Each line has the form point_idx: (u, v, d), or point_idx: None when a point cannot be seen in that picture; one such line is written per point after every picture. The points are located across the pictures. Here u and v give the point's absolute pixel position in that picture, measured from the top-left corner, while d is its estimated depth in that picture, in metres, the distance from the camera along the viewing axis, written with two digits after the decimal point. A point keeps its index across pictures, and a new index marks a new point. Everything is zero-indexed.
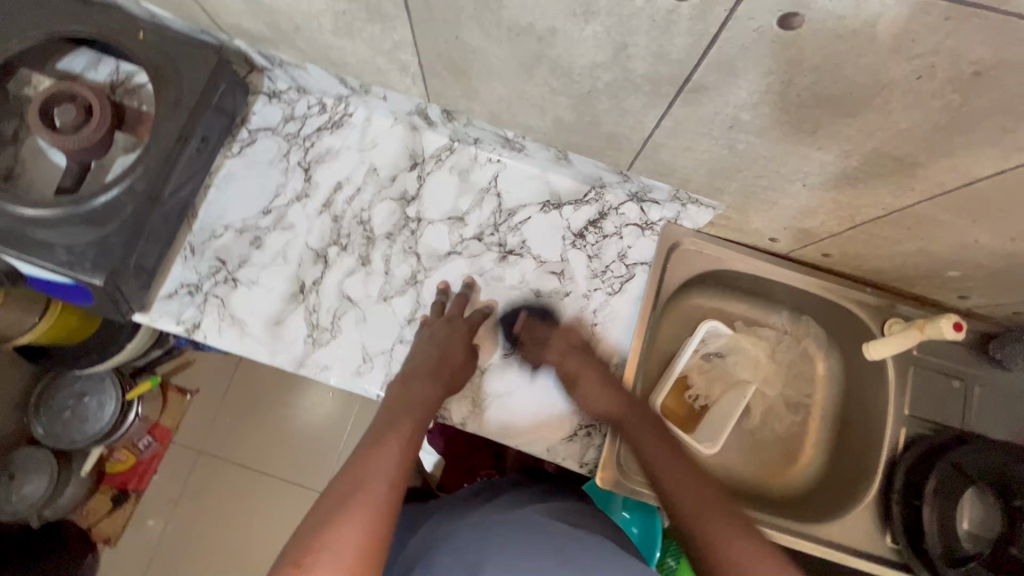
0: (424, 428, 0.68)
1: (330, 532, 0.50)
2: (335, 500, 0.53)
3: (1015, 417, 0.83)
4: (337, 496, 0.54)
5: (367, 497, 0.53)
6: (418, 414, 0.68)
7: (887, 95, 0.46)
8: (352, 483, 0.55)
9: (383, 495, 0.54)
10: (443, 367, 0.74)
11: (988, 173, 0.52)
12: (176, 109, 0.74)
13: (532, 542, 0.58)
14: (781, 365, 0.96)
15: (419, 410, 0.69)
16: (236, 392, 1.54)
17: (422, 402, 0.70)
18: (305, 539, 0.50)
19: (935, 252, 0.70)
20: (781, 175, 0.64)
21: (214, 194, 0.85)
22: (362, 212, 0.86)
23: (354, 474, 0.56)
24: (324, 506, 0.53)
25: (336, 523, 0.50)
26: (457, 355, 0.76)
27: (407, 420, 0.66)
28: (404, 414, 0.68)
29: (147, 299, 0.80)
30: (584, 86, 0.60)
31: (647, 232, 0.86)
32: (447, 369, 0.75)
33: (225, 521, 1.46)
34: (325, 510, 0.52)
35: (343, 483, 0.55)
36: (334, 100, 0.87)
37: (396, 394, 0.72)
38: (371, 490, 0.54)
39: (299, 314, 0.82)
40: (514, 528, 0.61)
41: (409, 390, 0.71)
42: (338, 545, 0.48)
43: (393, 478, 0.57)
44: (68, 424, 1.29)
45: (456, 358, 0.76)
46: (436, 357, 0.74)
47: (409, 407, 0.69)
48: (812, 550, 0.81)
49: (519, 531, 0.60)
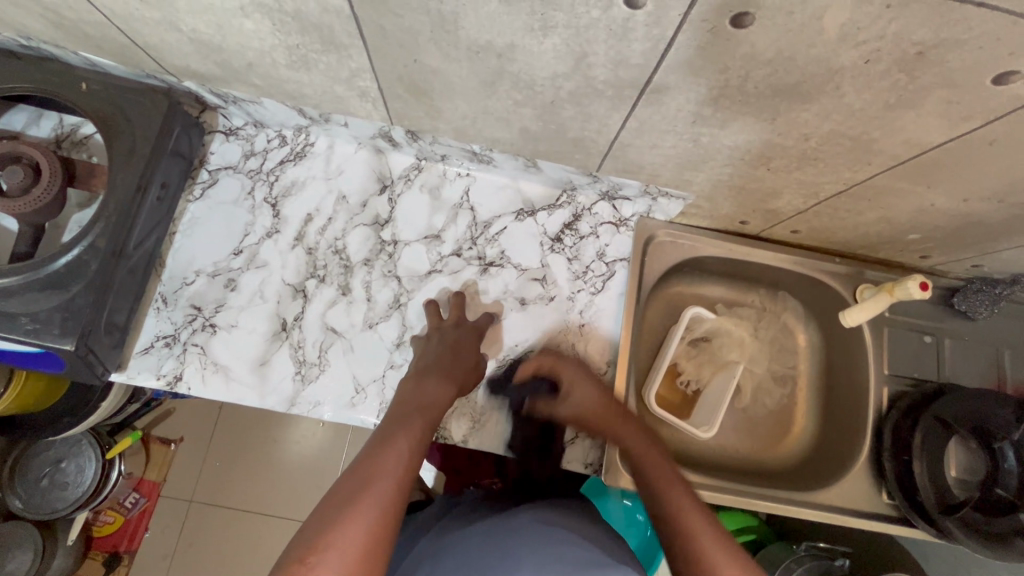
0: (440, 422, 0.66)
1: (334, 530, 0.48)
2: (339, 498, 0.52)
3: (984, 364, 0.88)
4: (343, 491, 0.53)
5: (374, 494, 0.52)
6: (434, 409, 0.67)
7: (838, 81, 0.48)
8: (359, 480, 0.53)
9: (390, 493, 0.53)
10: (460, 362, 0.76)
11: (940, 142, 0.55)
12: (131, 159, 0.72)
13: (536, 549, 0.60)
14: (765, 341, 0.99)
15: (433, 409, 0.67)
16: (223, 436, 1.50)
17: (435, 400, 0.68)
18: (308, 537, 0.49)
19: (896, 218, 0.74)
20: (746, 162, 0.66)
21: (180, 240, 0.82)
22: (336, 241, 0.85)
23: (363, 466, 0.55)
24: (329, 503, 0.51)
25: (339, 521, 0.49)
26: (468, 346, 0.78)
27: (423, 416, 0.65)
28: (417, 411, 0.66)
29: (123, 356, 0.78)
30: (547, 96, 0.60)
31: (622, 229, 0.88)
32: (461, 369, 0.75)
33: (227, 568, 1.42)
34: (329, 509, 0.51)
35: (349, 479, 0.54)
36: (294, 131, 0.85)
37: (411, 389, 0.71)
38: (378, 488, 0.53)
39: (285, 352, 0.80)
40: (518, 538, 0.62)
41: (425, 389, 0.70)
42: (340, 545, 0.47)
43: (401, 475, 0.55)
44: (47, 493, 1.24)
45: (470, 363, 0.77)
46: (451, 356, 0.75)
47: (423, 404, 0.67)
48: (817, 518, 0.84)
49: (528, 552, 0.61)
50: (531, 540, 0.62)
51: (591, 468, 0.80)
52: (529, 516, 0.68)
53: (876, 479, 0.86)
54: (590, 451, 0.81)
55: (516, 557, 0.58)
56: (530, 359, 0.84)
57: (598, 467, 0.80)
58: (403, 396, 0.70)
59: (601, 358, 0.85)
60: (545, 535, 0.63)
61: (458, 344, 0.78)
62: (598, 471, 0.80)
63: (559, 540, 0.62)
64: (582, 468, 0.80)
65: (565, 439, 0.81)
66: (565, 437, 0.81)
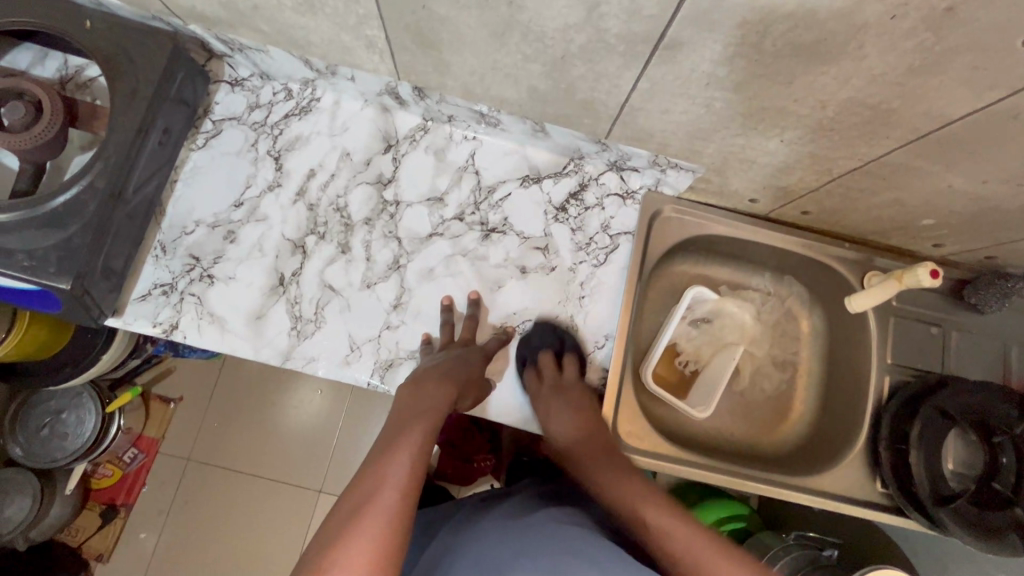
0: (438, 432, 0.67)
1: (341, 547, 0.50)
2: (345, 514, 0.54)
3: (991, 357, 0.86)
4: (348, 509, 0.54)
5: (375, 507, 0.54)
6: (430, 417, 0.68)
7: (861, 38, 0.47)
8: (361, 494, 0.55)
9: (390, 510, 0.53)
10: (466, 388, 0.73)
11: (963, 113, 0.53)
12: (133, 100, 0.70)
13: (544, 545, 0.62)
14: (767, 326, 0.98)
15: (430, 417, 0.67)
16: (222, 395, 1.51)
17: (431, 407, 0.69)
18: (315, 556, 0.50)
19: (911, 201, 0.72)
20: (760, 132, 0.64)
21: (181, 189, 0.82)
22: (338, 198, 0.84)
23: (361, 488, 0.57)
24: (332, 521, 0.53)
25: (338, 546, 0.50)
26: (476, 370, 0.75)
27: (421, 427, 0.65)
28: (415, 420, 0.67)
29: (120, 301, 0.77)
30: (558, 51, 0.59)
31: (628, 201, 0.86)
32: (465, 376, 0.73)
33: (221, 527, 1.44)
34: (336, 525, 0.52)
35: (353, 493, 0.56)
36: (300, 85, 0.84)
37: (408, 400, 0.71)
38: (380, 499, 0.54)
39: (281, 307, 0.80)
40: (532, 538, 0.63)
41: (420, 397, 0.70)
42: (347, 561, 0.49)
43: (403, 486, 0.57)
44: (46, 442, 1.26)
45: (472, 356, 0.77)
46: (454, 365, 0.73)
47: (420, 414, 0.68)
48: (810, 502, 0.83)
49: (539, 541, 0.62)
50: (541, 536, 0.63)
51: None
52: (526, 517, 0.69)
53: (871, 468, 0.85)
54: None
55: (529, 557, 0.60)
56: (527, 328, 0.83)
57: None
58: (400, 406, 0.70)
59: (599, 332, 0.84)
60: (555, 532, 0.64)
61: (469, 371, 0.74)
62: None
63: (572, 538, 0.63)
64: None
65: None
66: None
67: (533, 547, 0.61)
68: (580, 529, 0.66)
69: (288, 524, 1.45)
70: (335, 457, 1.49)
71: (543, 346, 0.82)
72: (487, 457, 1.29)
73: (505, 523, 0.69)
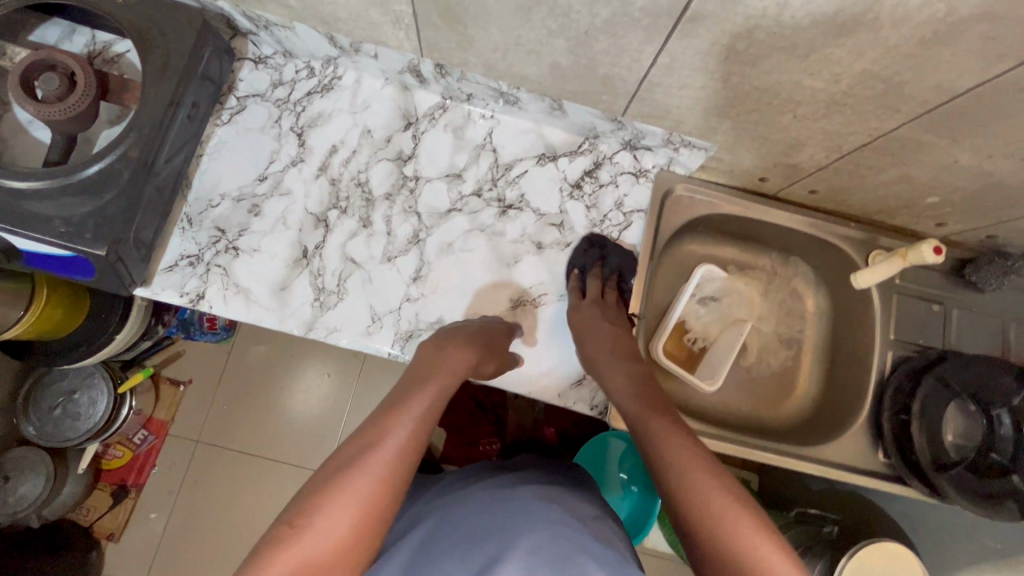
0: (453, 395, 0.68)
1: (330, 495, 0.53)
2: (341, 462, 0.56)
3: (991, 334, 0.89)
4: (346, 457, 0.56)
5: (373, 462, 0.55)
6: (448, 375, 0.69)
7: (877, 10, 0.49)
8: (364, 444, 0.57)
9: (386, 469, 0.55)
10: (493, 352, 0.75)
11: (971, 85, 0.55)
12: (165, 73, 0.72)
13: (532, 518, 0.63)
14: (773, 304, 1.01)
15: (446, 378, 0.69)
16: (232, 377, 1.53)
17: (450, 371, 0.70)
18: (302, 501, 0.53)
19: (917, 177, 0.74)
20: (773, 108, 0.66)
21: (207, 163, 0.84)
22: (359, 173, 0.86)
23: (367, 434, 0.59)
24: (329, 465, 0.56)
25: (329, 492, 0.53)
26: (501, 339, 0.78)
27: (436, 386, 0.67)
28: (433, 379, 0.68)
29: (148, 272, 0.79)
30: (582, 25, 0.61)
31: (642, 180, 0.88)
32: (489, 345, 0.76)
33: (232, 509, 1.46)
34: (330, 473, 0.55)
35: (357, 441, 0.58)
36: (322, 63, 0.86)
37: (430, 356, 0.73)
38: (380, 455, 0.56)
39: (304, 279, 0.82)
40: (521, 510, 0.64)
41: (440, 359, 0.71)
42: (334, 511, 0.52)
43: (407, 447, 0.58)
44: (59, 422, 1.27)
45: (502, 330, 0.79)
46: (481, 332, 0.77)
47: (439, 372, 0.69)
48: (814, 471, 0.86)
49: (530, 514, 0.63)
50: (533, 510, 0.64)
51: (596, 410, 0.82)
52: (533, 489, 0.70)
53: (874, 440, 0.88)
54: (597, 393, 0.82)
55: (514, 530, 0.60)
56: (544, 302, 0.85)
57: (602, 409, 0.82)
58: (421, 362, 0.72)
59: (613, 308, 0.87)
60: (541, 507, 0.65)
61: (494, 344, 0.77)
62: (603, 413, 0.82)
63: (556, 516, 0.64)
64: (587, 410, 0.82)
65: (574, 380, 0.83)
66: (573, 378, 0.83)
67: (522, 520, 0.62)
68: (551, 515, 0.64)
69: None
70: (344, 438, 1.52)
71: (559, 318, 0.85)
72: (491, 441, 1.28)
73: (524, 485, 0.71)
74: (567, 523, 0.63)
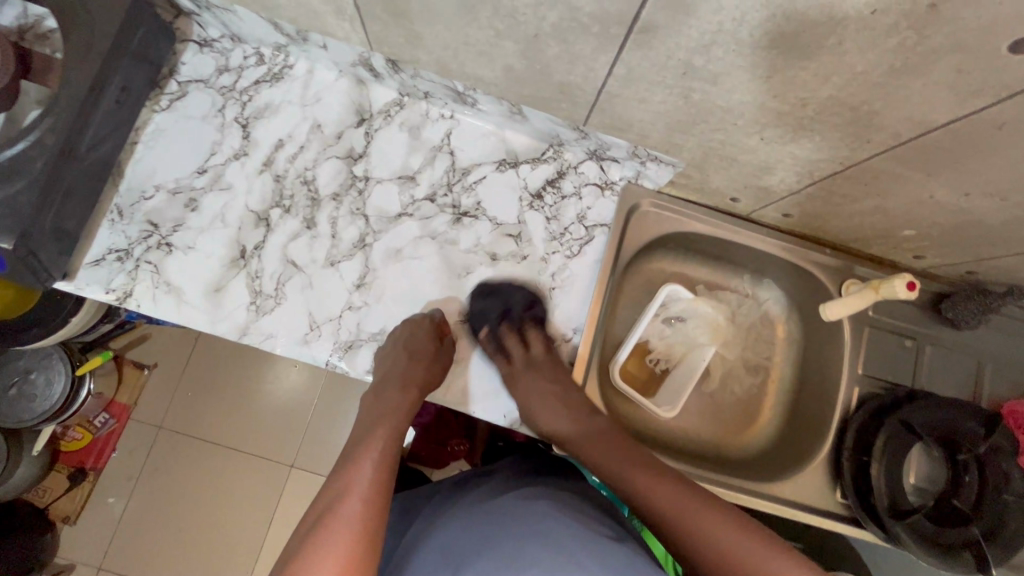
0: (400, 436, 0.71)
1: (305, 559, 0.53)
2: (308, 530, 0.56)
3: (963, 374, 0.85)
4: (310, 524, 0.57)
5: (341, 518, 0.56)
6: (389, 421, 0.71)
7: (841, 33, 0.44)
8: (327, 504, 0.58)
9: (354, 517, 0.56)
10: (412, 371, 0.73)
11: (944, 120, 0.51)
12: (87, 54, 0.66)
13: (505, 522, 0.61)
14: (742, 329, 0.96)
15: (391, 420, 0.71)
16: (194, 366, 1.49)
17: (393, 411, 0.72)
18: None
19: (892, 209, 0.69)
20: (739, 128, 0.61)
21: (143, 151, 0.79)
22: (306, 170, 0.81)
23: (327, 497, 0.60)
24: (297, 539, 0.56)
25: (304, 557, 0.53)
26: (428, 359, 0.74)
27: (382, 433, 0.69)
28: (378, 426, 0.71)
29: (71, 265, 0.74)
30: (530, 28, 0.56)
31: (606, 192, 0.84)
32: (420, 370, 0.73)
33: (191, 501, 1.42)
34: (299, 544, 0.55)
35: (320, 505, 0.59)
36: (272, 49, 0.81)
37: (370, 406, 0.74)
38: (345, 509, 0.57)
39: (240, 281, 0.77)
40: (497, 519, 0.62)
41: (382, 402, 0.73)
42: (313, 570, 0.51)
43: (367, 493, 0.60)
44: (14, 402, 1.21)
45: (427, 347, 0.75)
46: (400, 367, 0.74)
47: (383, 415, 0.72)
48: (768, 509, 0.82)
49: (503, 521, 0.61)
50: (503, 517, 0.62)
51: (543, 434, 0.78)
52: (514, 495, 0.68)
53: (833, 476, 0.84)
54: None
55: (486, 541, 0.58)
56: None
57: None
58: (365, 413, 0.73)
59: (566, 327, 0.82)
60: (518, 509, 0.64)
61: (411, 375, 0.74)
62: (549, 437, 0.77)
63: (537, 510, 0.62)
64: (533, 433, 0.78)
65: None
66: None
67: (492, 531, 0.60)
68: (543, 530, 0.58)
69: (263, 495, 1.45)
70: (306, 435, 1.48)
71: None
72: (461, 442, 1.26)
73: (459, 515, 0.67)
74: (543, 525, 0.60)
